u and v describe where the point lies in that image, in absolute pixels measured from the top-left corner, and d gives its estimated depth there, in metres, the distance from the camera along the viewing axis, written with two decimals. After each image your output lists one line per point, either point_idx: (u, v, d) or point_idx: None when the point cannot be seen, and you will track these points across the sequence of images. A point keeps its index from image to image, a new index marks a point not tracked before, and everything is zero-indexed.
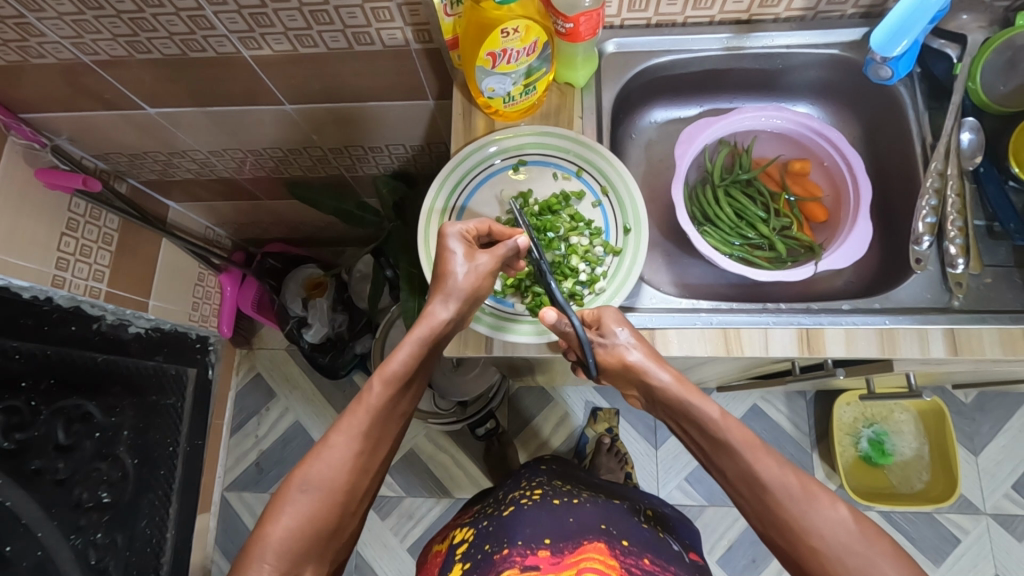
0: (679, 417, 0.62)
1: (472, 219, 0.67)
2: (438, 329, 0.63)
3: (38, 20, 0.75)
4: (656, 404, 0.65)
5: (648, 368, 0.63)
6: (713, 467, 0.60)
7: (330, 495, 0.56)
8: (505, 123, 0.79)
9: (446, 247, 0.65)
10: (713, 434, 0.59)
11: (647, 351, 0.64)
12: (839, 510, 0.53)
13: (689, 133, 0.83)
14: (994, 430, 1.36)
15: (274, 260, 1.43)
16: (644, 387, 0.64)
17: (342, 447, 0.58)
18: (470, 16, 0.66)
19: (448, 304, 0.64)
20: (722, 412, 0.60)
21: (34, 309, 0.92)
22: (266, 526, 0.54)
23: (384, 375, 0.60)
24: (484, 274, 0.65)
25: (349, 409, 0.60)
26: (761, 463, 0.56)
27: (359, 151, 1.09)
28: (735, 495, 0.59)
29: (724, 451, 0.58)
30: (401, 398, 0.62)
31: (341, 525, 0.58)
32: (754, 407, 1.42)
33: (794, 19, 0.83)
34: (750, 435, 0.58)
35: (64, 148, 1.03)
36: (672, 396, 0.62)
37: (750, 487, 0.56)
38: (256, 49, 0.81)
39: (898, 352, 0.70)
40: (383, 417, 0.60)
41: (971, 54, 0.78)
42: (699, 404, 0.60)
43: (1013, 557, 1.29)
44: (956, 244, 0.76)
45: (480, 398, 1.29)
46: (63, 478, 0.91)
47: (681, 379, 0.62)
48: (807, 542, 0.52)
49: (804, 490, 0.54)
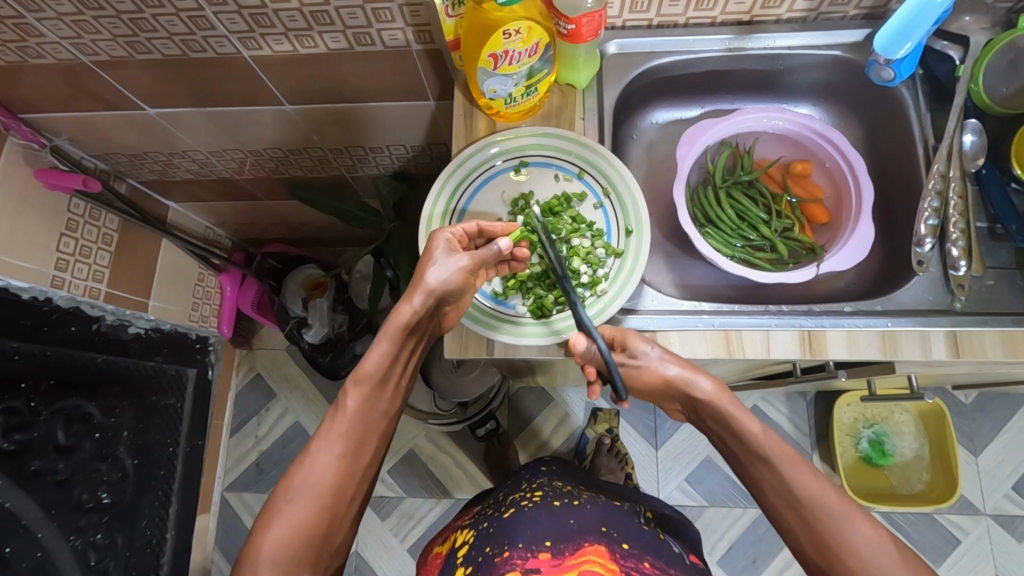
0: (721, 427, 0.64)
1: (460, 222, 0.68)
2: (409, 327, 0.65)
3: (38, 20, 0.75)
4: (700, 415, 0.67)
5: (690, 379, 0.64)
6: (750, 478, 0.62)
7: (317, 498, 0.57)
8: (507, 124, 0.79)
9: (429, 245, 0.66)
10: (753, 447, 0.61)
11: (685, 363, 0.65)
12: (878, 533, 0.54)
13: (691, 134, 0.83)
14: (994, 431, 1.36)
15: (274, 260, 1.44)
16: (685, 396, 0.65)
17: (323, 450, 0.59)
18: (472, 17, 0.66)
19: (414, 298, 0.64)
20: (762, 427, 0.61)
21: (32, 310, 0.92)
22: (257, 539, 0.55)
23: (357, 375, 0.62)
24: (459, 272, 0.64)
25: (329, 415, 0.62)
26: (800, 477, 0.58)
27: (359, 151, 1.09)
28: (769, 507, 0.60)
29: (763, 463, 0.60)
30: (379, 398, 0.63)
31: (333, 530, 0.58)
32: (754, 408, 1.42)
33: (796, 20, 0.83)
34: (789, 449, 0.60)
35: (64, 148, 1.03)
36: (716, 406, 0.63)
37: (785, 498, 0.58)
38: (257, 50, 0.81)
39: (900, 354, 0.70)
40: (361, 416, 0.62)
41: (974, 56, 0.78)
42: (741, 416, 0.62)
43: (1014, 557, 1.29)
44: (958, 246, 0.76)
45: (480, 399, 1.29)
46: (63, 479, 0.91)
47: (724, 390, 0.63)
48: (845, 561, 0.54)
49: (844, 509, 0.56)
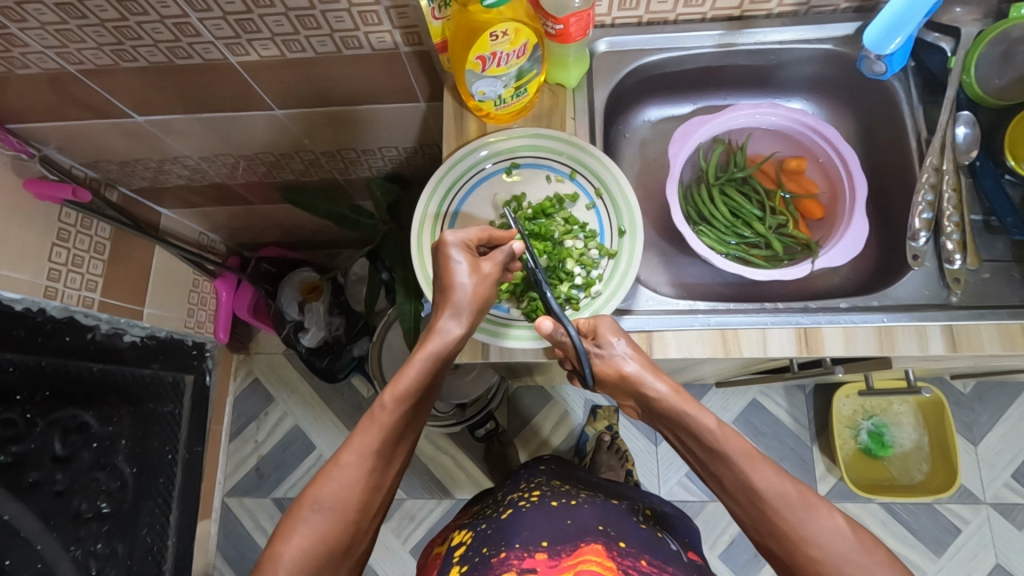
0: (677, 426, 0.63)
1: (472, 227, 0.67)
2: (451, 346, 0.63)
3: (20, 31, 0.74)
4: (654, 414, 0.66)
5: (645, 378, 0.64)
6: (708, 475, 0.62)
7: (342, 513, 0.56)
8: (497, 125, 0.78)
9: (450, 259, 0.65)
10: (711, 445, 0.60)
11: (641, 361, 0.65)
12: (837, 519, 0.54)
13: (684, 132, 0.82)
14: (993, 419, 1.36)
15: (269, 264, 1.42)
16: (641, 397, 0.65)
17: (353, 466, 0.58)
18: (458, 20, 0.65)
19: (460, 318, 0.64)
20: (718, 422, 0.61)
21: (25, 321, 0.91)
22: (277, 546, 0.54)
23: (396, 393, 0.60)
24: (490, 286, 0.66)
25: (360, 427, 0.60)
26: (757, 472, 0.57)
27: (351, 154, 1.08)
28: (730, 504, 0.60)
29: (721, 461, 0.59)
30: (412, 415, 0.62)
31: (354, 544, 0.58)
32: (753, 402, 1.42)
33: (786, 15, 0.82)
34: (746, 444, 0.59)
35: (53, 157, 1.02)
36: (669, 406, 0.63)
37: (747, 496, 0.57)
38: (244, 55, 0.80)
39: (897, 350, 0.70)
40: (395, 434, 0.60)
41: (966, 47, 0.77)
42: (696, 414, 0.61)
43: (1015, 546, 1.29)
44: (953, 240, 0.76)
45: (478, 401, 1.29)
46: (61, 490, 0.90)
47: (677, 389, 0.63)
48: (807, 552, 0.53)
49: (803, 499, 0.55)
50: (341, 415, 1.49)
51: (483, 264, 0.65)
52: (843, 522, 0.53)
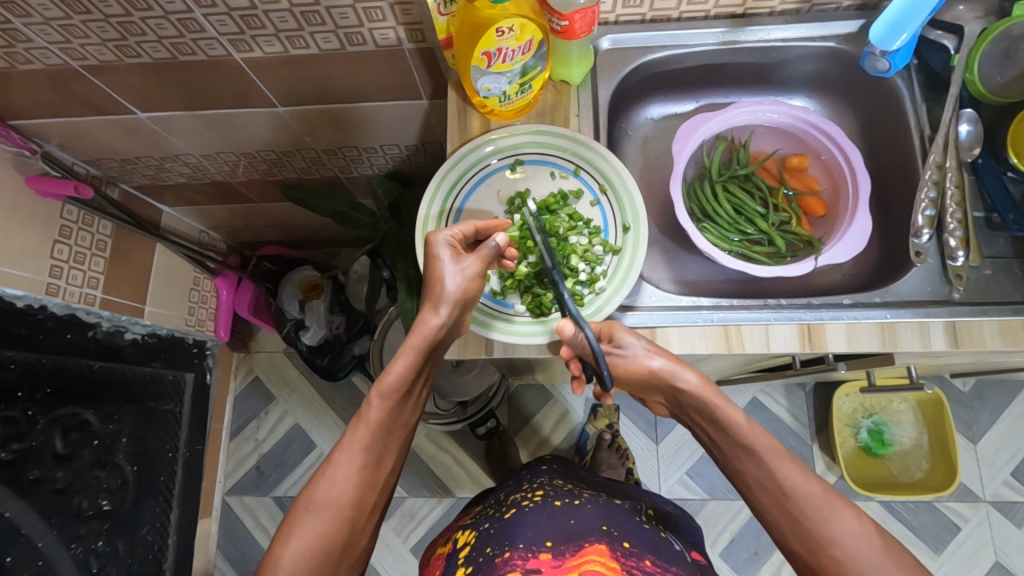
0: (707, 420, 0.65)
1: (458, 224, 0.67)
2: (434, 338, 0.64)
3: (24, 26, 0.74)
4: (684, 408, 0.68)
5: (674, 372, 0.65)
6: (732, 471, 0.62)
7: (338, 511, 0.56)
8: (501, 122, 0.79)
9: (434, 255, 0.65)
10: (738, 439, 0.61)
11: (671, 356, 0.66)
12: (840, 520, 0.54)
13: (687, 129, 0.82)
14: (992, 418, 1.37)
15: (269, 263, 1.40)
16: (671, 391, 0.67)
17: (345, 463, 0.58)
18: (463, 16, 0.65)
19: (440, 309, 0.64)
20: (746, 418, 0.62)
21: (26, 318, 0.91)
22: (277, 549, 0.54)
23: (381, 388, 0.61)
24: (472, 277, 0.65)
25: (351, 426, 0.61)
26: (783, 469, 0.58)
27: (353, 152, 1.08)
28: (751, 500, 0.60)
29: (748, 455, 0.60)
30: (401, 410, 0.63)
31: (352, 542, 0.57)
32: (754, 400, 1.42)
33: (789, 12, 0.83)
34: (773, 442, 0.60)
35: (54, 154, 1.02)
36: (700, 398, 0.64)
37: (771, 491, 0.58)
38: (248, 52, 0.80)
39: (899, 346, 0.70)
40: (384, 429, 0.61)
41: (968, 46, 0.78)
42: (725, 408, 0.63)
43: (1014, 543, 1.29)
44: (955, 236, 0.76)
45: (479, 399, 1.29)
46: (62, 487, 0.90)
47: (707, 382, 0.65)
48: (829, 552, 0.54)
49: (828, 501, 0.55)
50: (341, 413, 1.49)
51: (464, 257, 0.66)
52: (841, 520, 0.54)
